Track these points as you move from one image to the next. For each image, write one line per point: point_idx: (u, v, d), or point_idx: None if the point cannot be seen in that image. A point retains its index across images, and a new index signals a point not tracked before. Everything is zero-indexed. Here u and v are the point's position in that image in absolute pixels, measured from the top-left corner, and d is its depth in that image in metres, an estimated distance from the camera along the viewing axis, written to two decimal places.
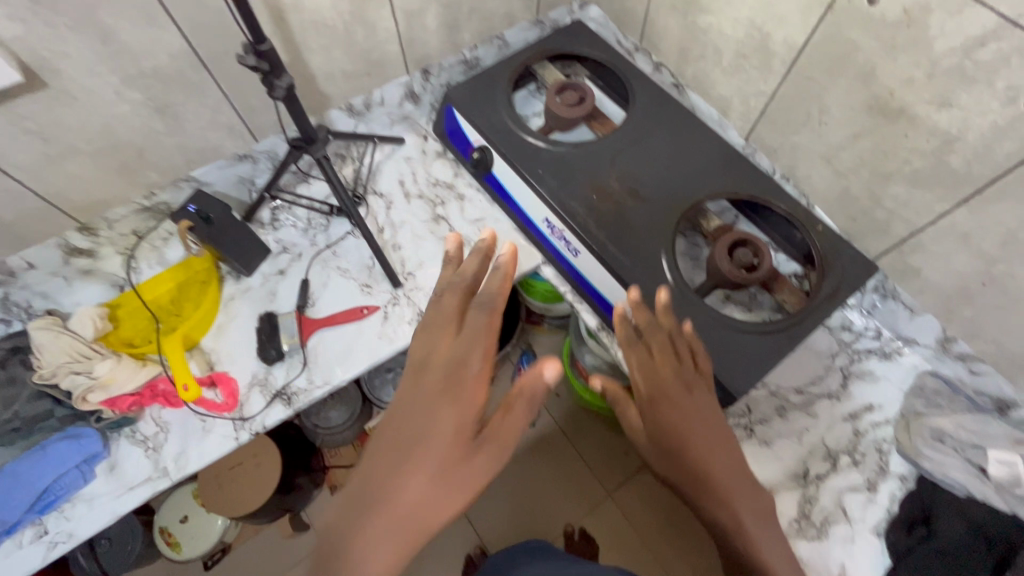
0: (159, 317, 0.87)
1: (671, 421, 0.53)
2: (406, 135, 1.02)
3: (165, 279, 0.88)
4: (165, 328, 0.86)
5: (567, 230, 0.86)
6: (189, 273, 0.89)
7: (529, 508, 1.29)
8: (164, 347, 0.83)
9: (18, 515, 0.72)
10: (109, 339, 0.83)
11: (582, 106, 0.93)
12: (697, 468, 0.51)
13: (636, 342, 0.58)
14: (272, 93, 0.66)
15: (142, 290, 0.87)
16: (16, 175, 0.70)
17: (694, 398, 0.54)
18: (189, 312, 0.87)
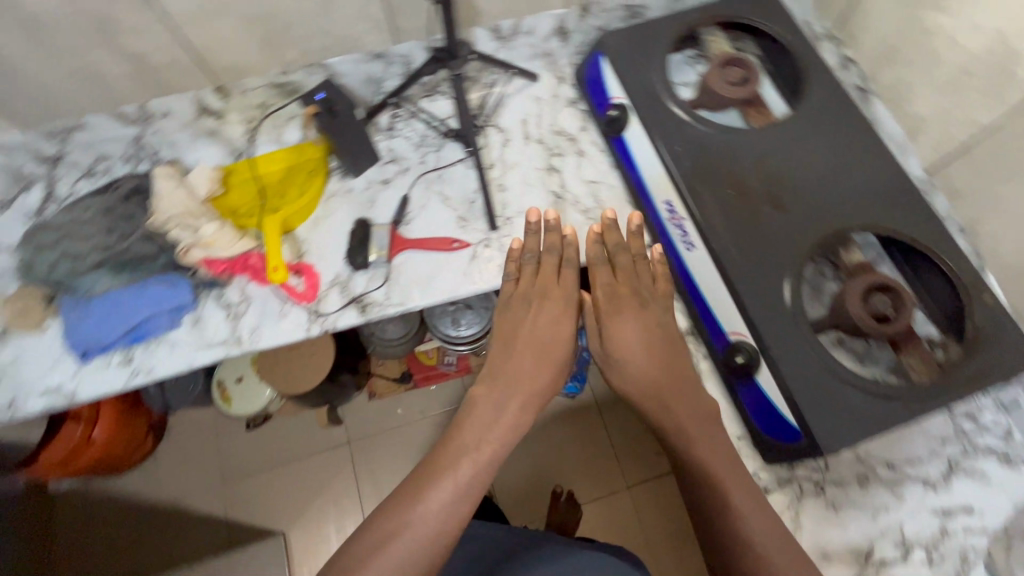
0: (264, 192, 0.88)
1: (628, 331, 0.75)
2: (542, 73, 0.96)
3: (279, 157, 0.89)
4: (267, 204, 0.86)
5: (689, 219, 0.78)
6: (300, 157, 0.89)
7: (544, 476, 1.27)
8: (263, 222, 0.84)
9: (112, 338, 0.78)
10: (214, 201, 0.85)
11: (744, 88, 0.83)
12: (637, 368, 0.73)
13: (603, 270, 0.80)
14: None
15: (253, 163, 0.88)
16: (175, 21, 0.70)
17: (642, 312, 0.76)
18: (292, 197, 0.87)
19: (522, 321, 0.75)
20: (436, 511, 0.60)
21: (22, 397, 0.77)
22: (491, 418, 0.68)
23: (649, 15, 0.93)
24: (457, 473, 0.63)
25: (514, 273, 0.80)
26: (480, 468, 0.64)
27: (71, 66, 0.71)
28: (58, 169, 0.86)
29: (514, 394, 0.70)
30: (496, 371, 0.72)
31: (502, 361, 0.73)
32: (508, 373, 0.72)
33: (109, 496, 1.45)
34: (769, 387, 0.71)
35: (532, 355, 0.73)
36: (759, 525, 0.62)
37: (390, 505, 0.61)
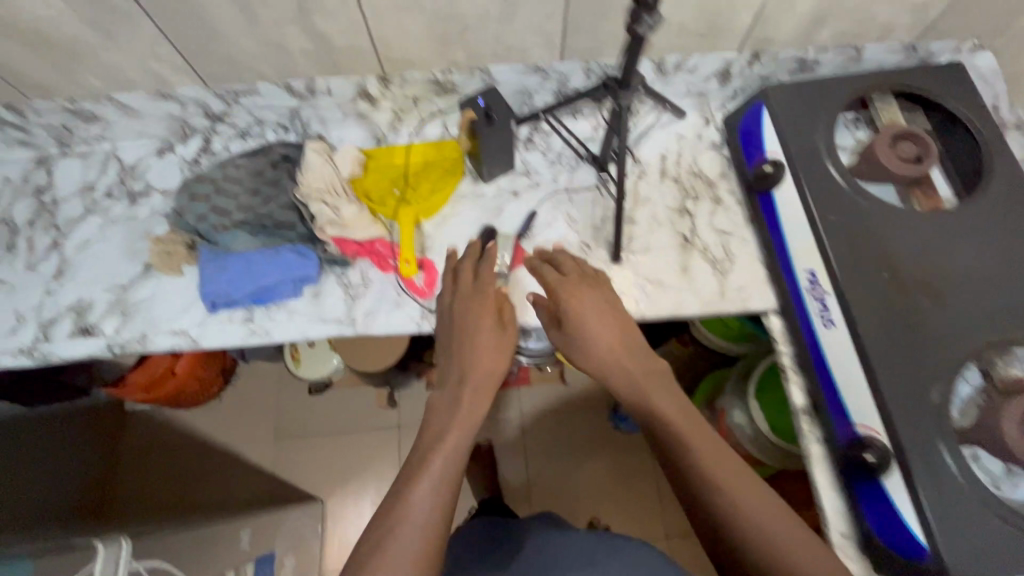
0: (400, 180, 0.90)
1: (593, 321, 0.70)
2: (690, 111, 0.94)
3: (418, 150, 0.91)
4: (401, 192, 0.88)
5: (833, 294, 0.74)
6: (440, 154, 0.91)
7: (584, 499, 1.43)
8: (395, 209, 0.86)
9: (240, 296, 0.82)
10: (354, 179, 0.88)
11: (916, 167, 0.79)
12: (602, 352, 0.69)
13: (549, 268, 0.76)
14: (631, 31, 0.60)
15: (395, 152, 0.91)
16: (363, 12, 0.71)
17: (590, 296, 0.72)
18: (426, 189, 0.89)
19: (464, 321, 0.72)
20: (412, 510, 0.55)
21: (153, 333, 0.82)
22: (452, 406, 0.65)
23: (819, 71, 0.88)
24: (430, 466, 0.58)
25: (451, 284, 0.77)
26: (450, 454, 0.60)
27: (262, 38, 0.74)
28: (218, 125, 0.92)
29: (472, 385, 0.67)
30: (452, 368, 0.69)
31: (452, 361, 0.70)
32: (463, 367, 0.68)
33: (175, 427, 1.53)
34: (897, 492, 0.66)
35: (479, 345, 0.70)
36: (747, 494, 0.58)
37: (373, 524, 0.55)
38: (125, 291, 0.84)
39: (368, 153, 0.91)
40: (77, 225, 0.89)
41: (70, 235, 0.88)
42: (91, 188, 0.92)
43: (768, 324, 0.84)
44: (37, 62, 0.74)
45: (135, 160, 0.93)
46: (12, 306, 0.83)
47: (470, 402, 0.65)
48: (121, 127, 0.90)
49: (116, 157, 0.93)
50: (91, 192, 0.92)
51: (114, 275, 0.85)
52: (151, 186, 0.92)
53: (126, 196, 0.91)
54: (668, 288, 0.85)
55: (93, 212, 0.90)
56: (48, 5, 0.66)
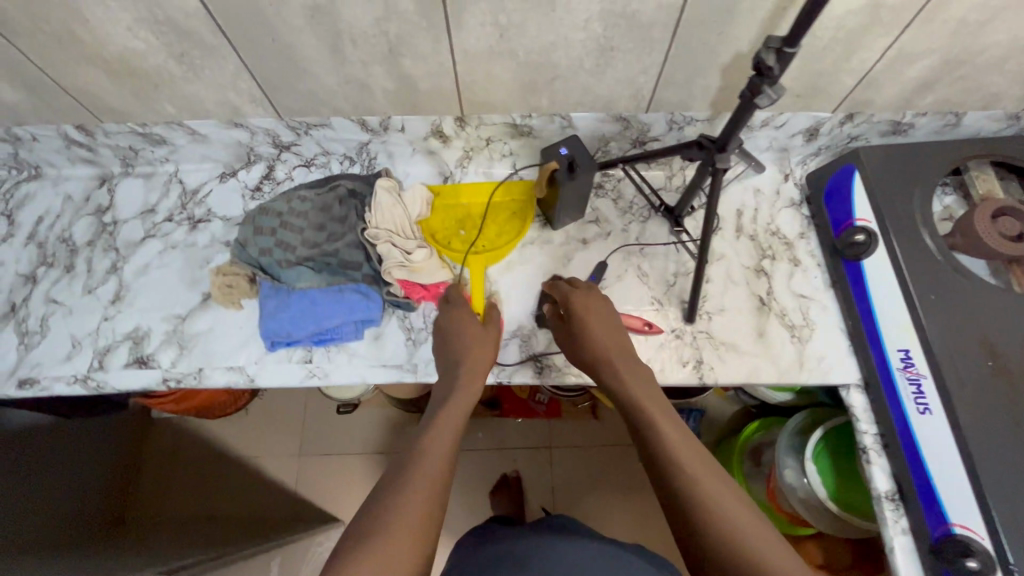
0: (468, 220, 0.87)
1: (596, 325, 0.74)
2: (769, 165, 0.91)
3: (485, 190, 0.88)
4: (467, 234, 0.85)
5: (929, 378, 0.70)
6: (512, 194, 0.88)
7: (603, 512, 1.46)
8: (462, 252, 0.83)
9: (300, 335, 0.79)
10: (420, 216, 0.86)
11: (1019, 245, 0.74)
12: (602, 350, 0.71)
13: (563, 281, 0.80)
14: (747, 100, 0.57)
15: (465, 189, 0.88)
16: (454, 57, 0.69)
17: (595, 309, 0.75)
18: (494, 232, 0.86)
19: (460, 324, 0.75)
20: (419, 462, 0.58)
21: (209, 369, 0.79)
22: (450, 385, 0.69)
23: (912, 134, 0.84)
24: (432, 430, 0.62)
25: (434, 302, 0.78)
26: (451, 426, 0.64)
27: (345, 75, 0.72)
28: (284, 154, 0.90)
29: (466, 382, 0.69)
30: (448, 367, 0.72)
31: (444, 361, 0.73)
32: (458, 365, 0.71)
33: (201, 438, 1.50)
34: None
35: (479, 346, 0.73)
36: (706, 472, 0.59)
37: (373, 494, 0.55)
38: (182, 323, 0.82)
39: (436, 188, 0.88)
40: (137, 248, 0.88)
41: (129, 259, 0.87)
42: (153, 210, 0.90)
43: (849, 399, 0.79)
44: (115, 87, 0.74)
45: (198, 184, 0.91)
46: (69, 330, 0.82)
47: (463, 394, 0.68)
48: (187, 151, 0.88)
49: (178, 180, 0.91)
50: (152, 215, 0.90)
51: (173, 305, 0.83)
52: (212, 212, 0.90)
53: (186, 221, 0.89)
54: (743, 352, 0.81)
55: (154, 236, 0.88)
56: (137, 35, 0.65)
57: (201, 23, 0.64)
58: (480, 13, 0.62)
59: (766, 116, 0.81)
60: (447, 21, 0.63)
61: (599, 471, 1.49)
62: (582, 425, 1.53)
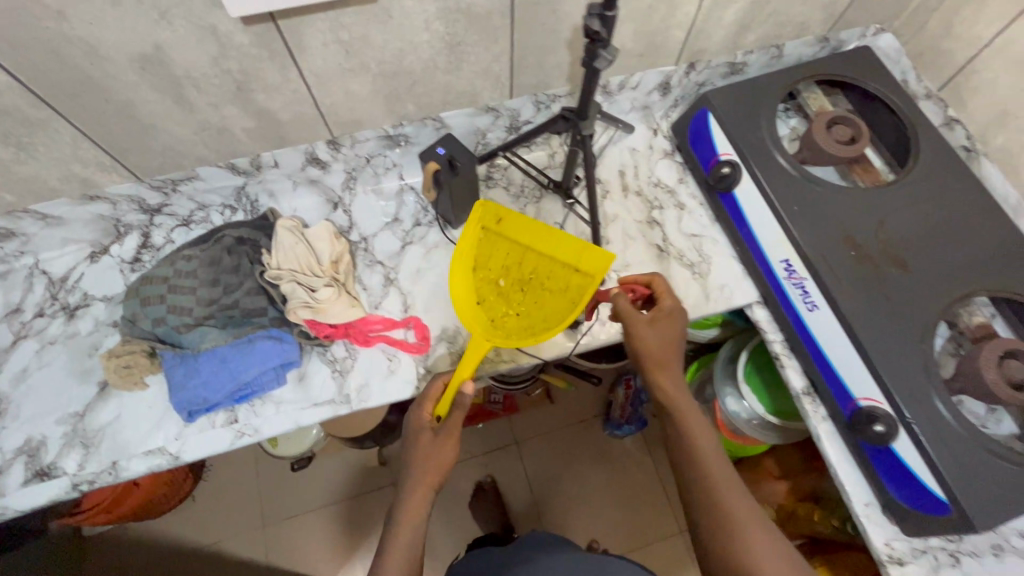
0: (514, 267, 0.74)
1: (664, 332, 0.73)
2: (638, 124, 0.97)
3: (562, 244, 0.71)
4: (504, 287, 0.74)
5: (810, 279, 0.78)
6: (576, 262, 0.70)
7: (577, 489, 1.49)
8: (490, 312, 0.74)
9: (218, 397, 0.75)
10: (467, 243, 0.75)
11: (854, 146, 0.84)
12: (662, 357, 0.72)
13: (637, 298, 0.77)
14: (589, 64, 0.61)
15: (540, 239, 0.71)
16: (309, 83, 0.69)
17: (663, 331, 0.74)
18: (537, 299, 0.74)
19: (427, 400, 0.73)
20: (402, 519, 0.68)
21: (125, 459, 0.73)
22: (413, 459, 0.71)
23: (748, 71, 0.93)
24: (416, 490, 0.69)
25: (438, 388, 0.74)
26: (428, 481, 0.69)
27: (199, 123, 0.70)
28: (157, 218, 0.85)
29: (434, 459, 0.69)
30: (414, 445, 0.71)
31: (417, 438, 0.72)
32: (424, 445, 0.71)
33: (145, 540, 1.37)
34: (906, 451, 0.69)
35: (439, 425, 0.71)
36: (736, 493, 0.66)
37: None
38: (82, 420, 0.75)
39: (497, 211, 0.73)
40: (9, 354, 0.79)
41: (2, 369, 0.78)
42: (18, 310, 0.82)
43: (754, 315, 0.87)
44: None
45: (65, 271, 0.84)
46: None
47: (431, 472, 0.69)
48: (43, 239, 0.81)
49: (40, 272, 0.83)
50: (19, 314, 0.82)
51: (66, 403, 0.76)
52: (89, 296, 0.83)
53: (61, 312, 0.82)
54: None
55: (26, 336, 0.80)
56: None
57: (19, 99, 0.60)
58: (319, 34, 0.63)
59: (620, 79, 0.87)
60: (288, 48, 0.63)
61: (566, 450, 1.52)
62: (541, 411, 1.55)
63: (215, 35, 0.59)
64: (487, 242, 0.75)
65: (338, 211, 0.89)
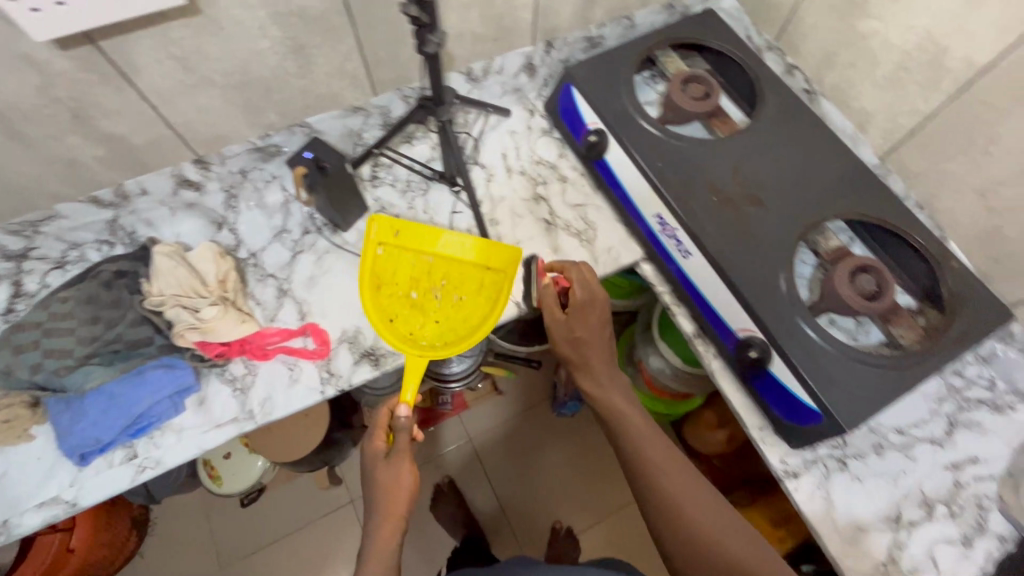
0: (423, 277, 0.77)
1: (586, 325, 0.76)
2: (513, 107, 0.99)
3: (474, 247, 0.76)
4: (417, 298, 0.77)
5: (680, 228, 0.82)
6: (485, 261, 0.76)
7: (537, 474, 1.48)
8: (407, 324, 0.76)
9: (112, 435, 0.73)
10: (366, 259, 0.76)
11: (707, 101, 0.90)
12: (586, 355, 0.77)
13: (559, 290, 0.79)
14: (422, 49, 0.63)
15: (449, 244, 0.76)
16: (154, 101, 0.69)
17: (589, 326, 0.76)
18: (455, 304, 0.77)
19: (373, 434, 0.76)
20: (375, 549, 0.68)
21: (16, 516, 0.71)
22: (372, 492, 0.73)
23: (607, 44, 0.98)
24: (386, 519, 0.70)
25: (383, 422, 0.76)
26: (393, 511, 0.71)
27: (46, 155, 0.69)
28: (25, 263, 0.80)
29: (393, 485, 0.72)
30: (372, 478, 0.74)
31: (373, 470, 0.74)
32: (382, 473, 0.73)
33: None
34: (779, 371, 0.75)
35: (392, 453, 0.74)
36: (675, 475, 0.69)
37: None
38: None
39: (393, 225, 0.76)
40: None
41: None
42: None
43: (642, 271, 0.92)
44: None
45: None
46: None
47: (398, 501, 0.71)
48: None
49: None
50: None
51: None
52: None
53: None
54: None
55: None
56: None
57: None
58: (149, 51, 0.63)
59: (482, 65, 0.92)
60: (119, 68, 0.63)
61: (521, 438, 1.51)
62: (490, 405, 1.53)
63: (33, 61, 0.58)
64: (386, 257, 0.77)
65: (223, 231, 0.87)
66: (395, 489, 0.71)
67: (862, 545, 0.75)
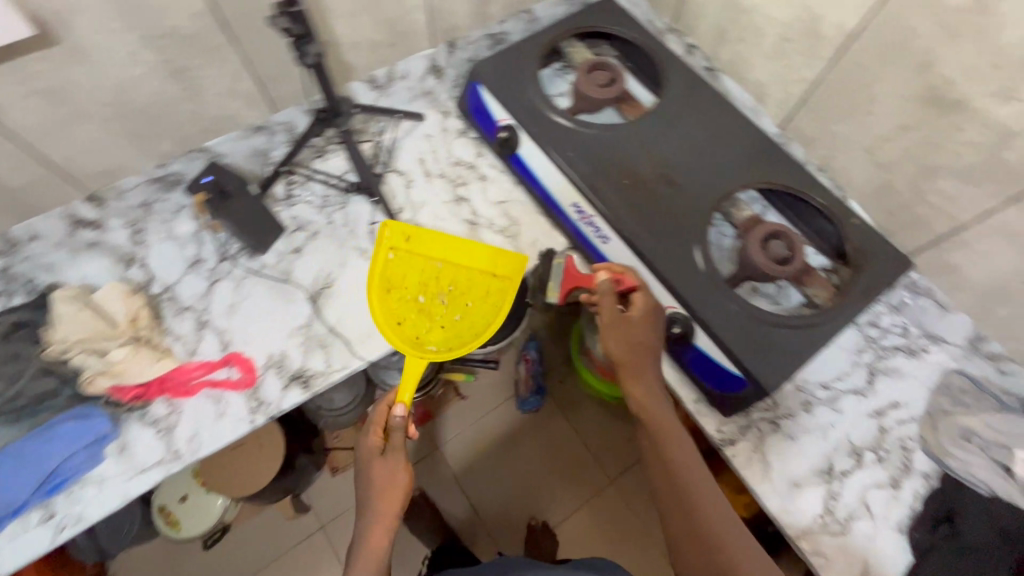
0: (430, 282, 0.77)
1: (640, 331, 0.75)
2: (426, 110, 0.98)
3: (481, 254, 0.77)
4: (424, 304, 0.77)
5: (597, 215, 0.84)
6: (493, 267, 0.77)
7: (510, 474, 1.45)
8: (413, 329, 0.77)
9: (25, 496, 0.69)
10: (376, 264, 0.77)
11: (612, 87, 0.90)
12: (638, 358, 0.75)
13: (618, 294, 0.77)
14: (301, 60, 0.63)
15: (460, 251, 0.77)
16: (27, 138, 0.68)
17: (640, 329, 0.75)
18: (463, 309, 0.77)
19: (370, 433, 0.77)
20: (366, 546, 0.70)
21: None
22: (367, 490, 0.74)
23: (510, 39, 0.99)
24: (381, 517, 0.72)
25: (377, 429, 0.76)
26: (385, 510, 0.73)
27: None
28: None
29: (381, 479, 0.74)
30: (365, 474, 0.75)
31: (366, 466, 0.75)
32: (378, 472, 0.74)
33: None
34: (704, 342, 0.78)
35: (386, 451, 0.75)
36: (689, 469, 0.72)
37: None
38: None
39: (404, 230, 0.77)
40: None
41: None
42: None
43: (569, 261, 0.92)
44: None
45: None
46: None
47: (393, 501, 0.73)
48: None
49: None
50: None
51: None
52: None
53: None
54: None
55: None
56: None
57: None
58: (11, 86, 0.62)
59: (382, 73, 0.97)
60: None
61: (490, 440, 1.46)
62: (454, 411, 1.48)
63: None
64: (396, 263, 0.78)
65: (133, 267, 0.83)
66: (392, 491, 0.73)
67: (799, 501, 0.77)
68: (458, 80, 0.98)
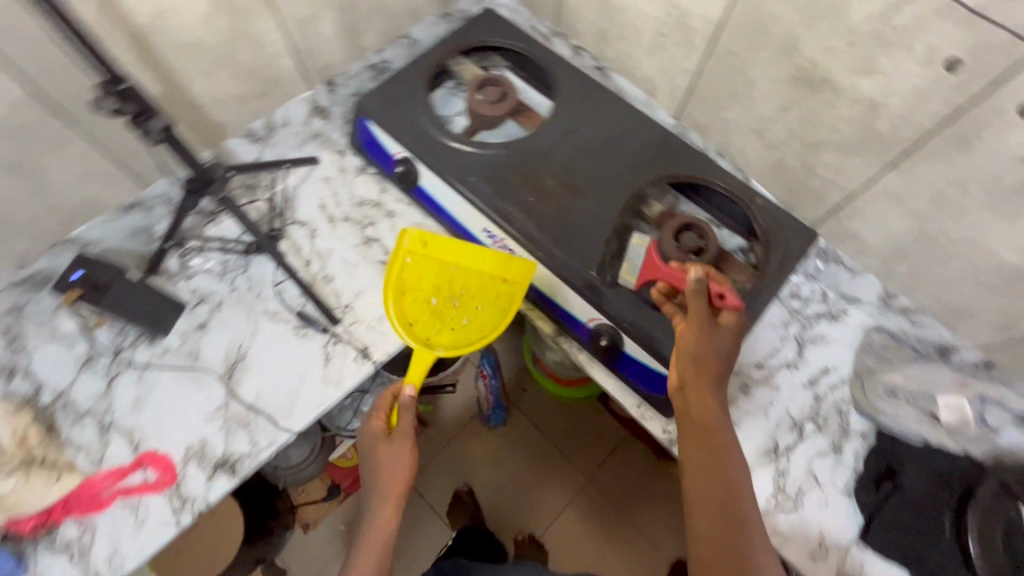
0: (444, 286, 0.76)
1: (713, 342, 0.61)
2: (319, 153, 0.93)
3: (489, 259, 0.75)
4: (437, 305, 0.76)
5: (509, 237, 0.81)
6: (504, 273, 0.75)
7: None
8: (422, 330, 0.76)
9: None
10: (393, 266, 0.76)
11: (504, 103, 0.86)
12: (707, 372, 0.61)
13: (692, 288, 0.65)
14: (148, 136, 0.60)
15: (473, 255, 0.76)
16: None
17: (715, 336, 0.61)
18: (473, 313, 0.77)
19: (376, 420, 0.75)
20: (372, 533, 0.69)
21: None
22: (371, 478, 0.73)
23: (393, 67, 0.97)
24: (385, 502, 0.71)
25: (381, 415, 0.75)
26: (389, 498, 0.71)
27: None
28: None
29: (387, 469, 0.72)
30: (370, 462, 0.74)
31: (371, 454, 0.74)
32: (381, 460, 0.72)
33: None
34: (632, 347, 0.77)
35: (389, 437, 0.73)
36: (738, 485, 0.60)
37: None
38: None
39: (423, 235, 0.76)
40: None
41: None
42: None
43: None
44: None
45: None
46: None
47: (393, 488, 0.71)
48: None
49: None
50: None
51: None
52: None
53: None
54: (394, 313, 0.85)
55: None
56: None
57: None
58: None
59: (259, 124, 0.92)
60: None
61: None
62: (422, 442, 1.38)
63: None
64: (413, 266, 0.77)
65: (16, 378, 0.76)
66: (393, 476, 0.71)
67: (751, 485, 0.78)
68: (346, 117, 0.93)
